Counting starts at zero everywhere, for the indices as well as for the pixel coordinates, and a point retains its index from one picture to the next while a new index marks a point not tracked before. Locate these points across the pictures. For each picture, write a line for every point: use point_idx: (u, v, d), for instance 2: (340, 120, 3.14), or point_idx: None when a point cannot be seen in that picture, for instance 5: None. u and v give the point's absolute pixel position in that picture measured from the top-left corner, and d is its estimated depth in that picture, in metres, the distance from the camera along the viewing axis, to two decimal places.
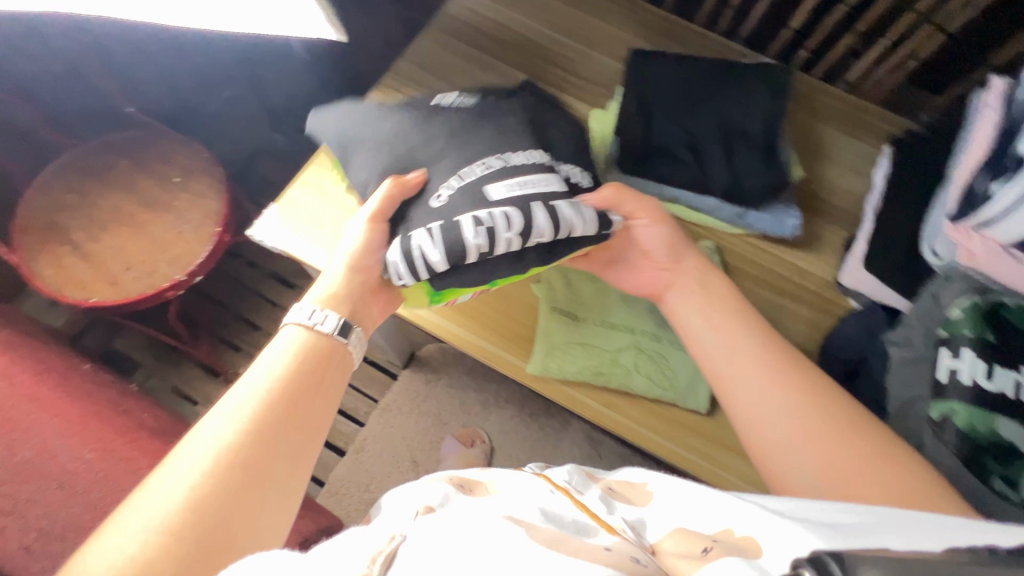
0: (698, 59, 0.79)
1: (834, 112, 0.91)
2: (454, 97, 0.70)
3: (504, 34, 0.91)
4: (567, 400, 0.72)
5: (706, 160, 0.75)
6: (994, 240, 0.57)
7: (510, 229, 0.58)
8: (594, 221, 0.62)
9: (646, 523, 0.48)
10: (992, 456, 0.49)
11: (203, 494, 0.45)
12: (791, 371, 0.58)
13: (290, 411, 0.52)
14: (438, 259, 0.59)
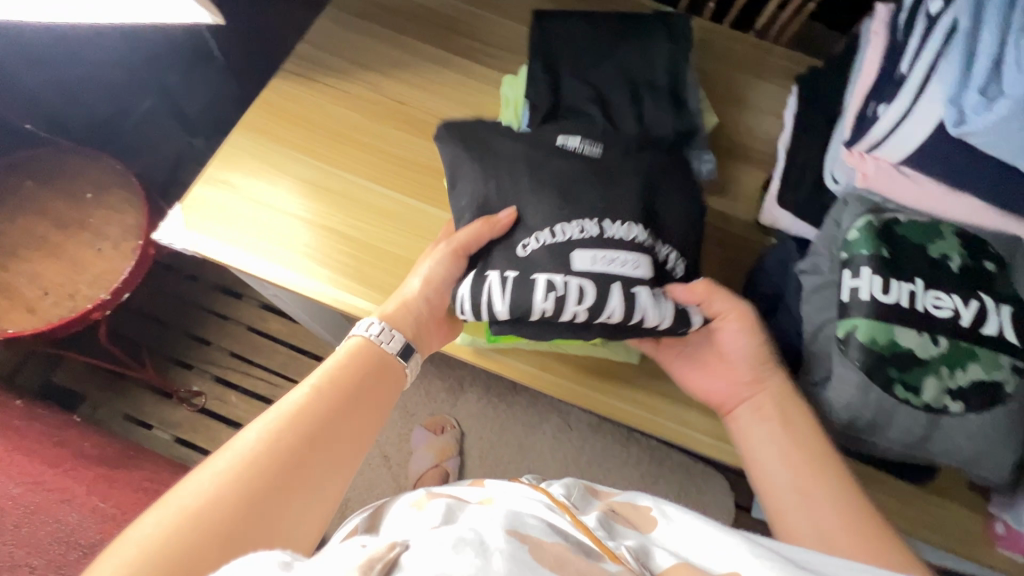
0: (597, 15, 0.81)
1: (743, 57, 0.92)
2: (579, 143, 0.68)
3: (409, 9, 0.90)
4: (500, 367, 0.72)
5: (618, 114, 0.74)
6: (884, 161, 0.60)
7: (580, 302, 0.57)
8: (671, 314, 0.59)
9: (652, 551, 0.46)
10: (894, 365, 0.51)
11: (243, 478, 0.42)
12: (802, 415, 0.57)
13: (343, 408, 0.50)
14: (501, 308, 0.59)
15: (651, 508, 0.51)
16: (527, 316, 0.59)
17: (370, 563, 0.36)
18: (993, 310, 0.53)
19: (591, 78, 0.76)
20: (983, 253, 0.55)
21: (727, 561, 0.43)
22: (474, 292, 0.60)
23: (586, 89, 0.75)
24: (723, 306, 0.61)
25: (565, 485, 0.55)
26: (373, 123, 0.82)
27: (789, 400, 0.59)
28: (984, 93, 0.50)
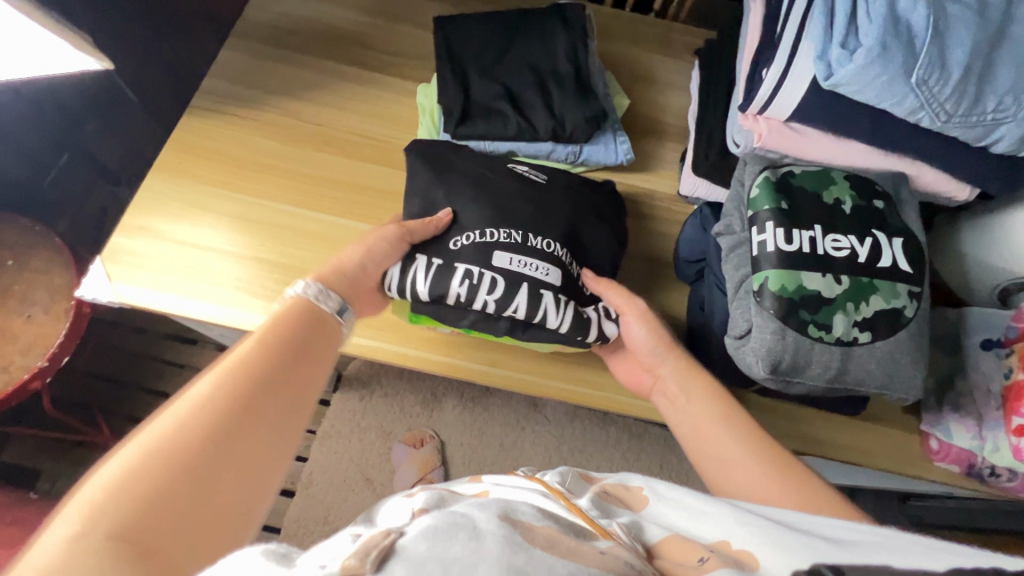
0: (495, 14, 0.82)
1: (646, 38, 0.96)
2: (526, 167, 0.71)
3: (314, 30, 0.90)
4: (451, 370, 0.72)
5: (530, 108, 0.76)
6: (774, 120, 0.64)
7: (490, 294, 0.60)
8: (570, 322, 0.62)
9: (645, 527, 0.44)
10: (805, 309, 0.54)
11: (195, 431, 0.39)
12: (702, 389, 0.61)
13: (273, 376, 0.45)
14: (421, 290, 0.62)
15: (643, 488, 0.49)
16: (443, 300, 0.62)
17: (365, 551, 0.31)
18: (885, 244, 0.57)
19: (499, 76, 0.78)
20: (871, 194, 0.60)
21: (717, 531, 0.42)
22: (405, 269, 0.62)
23: (496, 87, 0.77)
24: (620, 301, 0.65)
25: (558, 472, 0.52)
26: (293, 147, 0.81)
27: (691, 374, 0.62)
28: (844, 45, 0.54)
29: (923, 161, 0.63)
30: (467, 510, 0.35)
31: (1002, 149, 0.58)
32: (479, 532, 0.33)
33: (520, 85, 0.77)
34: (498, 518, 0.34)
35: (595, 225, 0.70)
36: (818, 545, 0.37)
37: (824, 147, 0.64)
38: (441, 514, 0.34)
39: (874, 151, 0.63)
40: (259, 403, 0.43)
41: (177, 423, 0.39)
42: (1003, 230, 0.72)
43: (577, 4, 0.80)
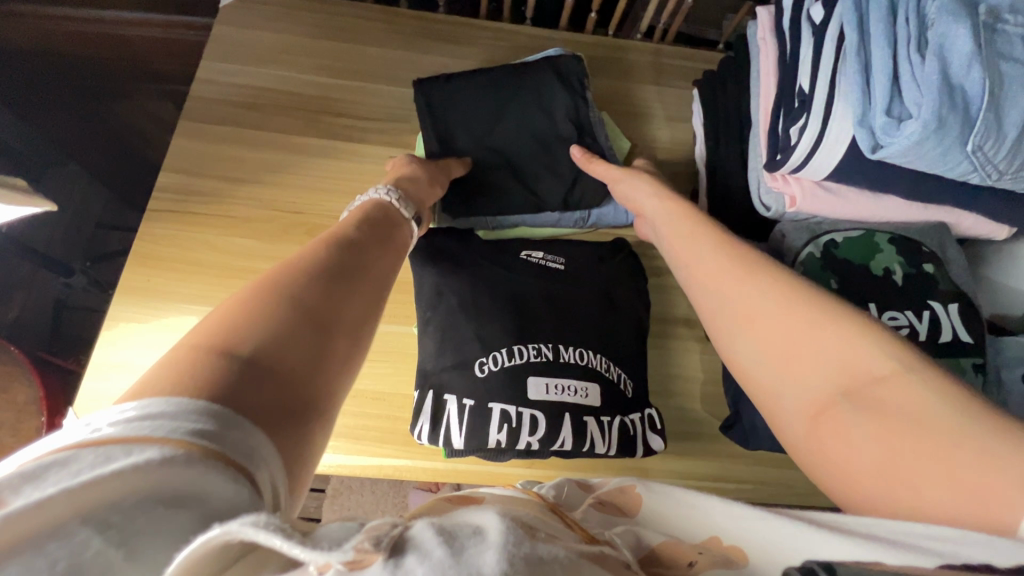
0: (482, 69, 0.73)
1: (638, 69, 0.90)
2: (543, 253, 0.64)
3: (276, 99, 0.80)
4: (484, 478, 0.66)
5: (536, 180, 0.70)
6: (808, 183, 0.59)
7: (534, 433, 0.54)
8: (618, 443, 0.56)
9: (640, 533, 0.38)
10: None
11: (301, 267, 0.38)
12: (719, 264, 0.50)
13: (355, 250, 0.43)
14: (455, 440, 0.54)
15: (637, 486, 0.43)
16: (480, 450, 0.55)
17: (375, 536, 0.22)
18: (944, 315, 0.54)
19: (497, 147, 0.71)
20: (920, 257, 0.56)
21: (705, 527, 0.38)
22: (434, 413, 0.55)
23: (495, 161, 0.71)
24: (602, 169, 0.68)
25: (553, 484, 0.45)
26: (276, 243, 0.73)
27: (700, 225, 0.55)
28: (889, 112, 0.49)
29: (965, 210, 0.59)
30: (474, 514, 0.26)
31: None
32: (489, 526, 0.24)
33: (521, 157, 0.71)
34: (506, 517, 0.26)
35: (635, 306, 0.64)
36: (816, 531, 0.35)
37: (863, 207, 0.59)
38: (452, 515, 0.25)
39: (914, 206, 0.59)
40: (346, 276, 0.40)
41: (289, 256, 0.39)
42: None
43: (572, 58, 0.72)
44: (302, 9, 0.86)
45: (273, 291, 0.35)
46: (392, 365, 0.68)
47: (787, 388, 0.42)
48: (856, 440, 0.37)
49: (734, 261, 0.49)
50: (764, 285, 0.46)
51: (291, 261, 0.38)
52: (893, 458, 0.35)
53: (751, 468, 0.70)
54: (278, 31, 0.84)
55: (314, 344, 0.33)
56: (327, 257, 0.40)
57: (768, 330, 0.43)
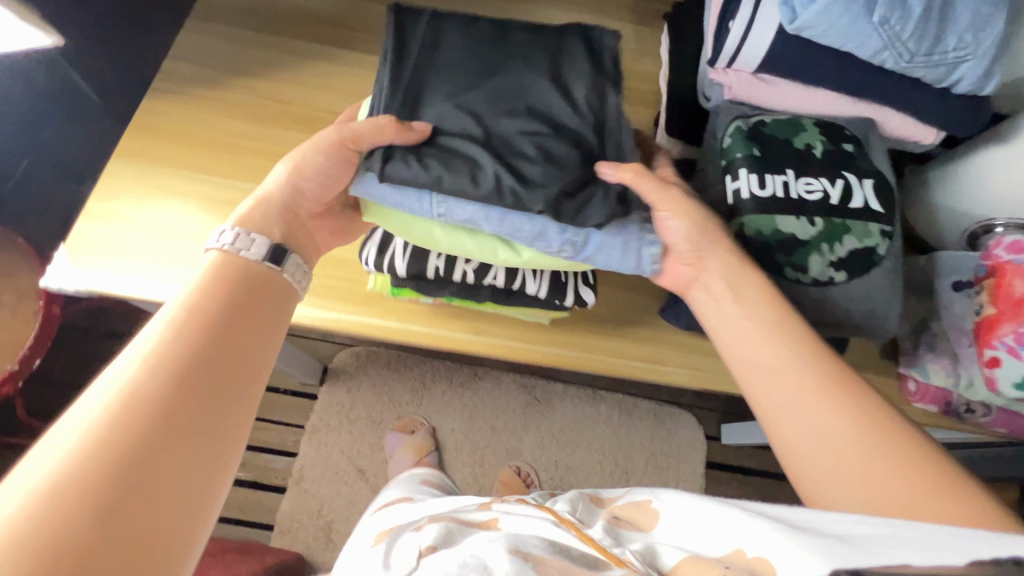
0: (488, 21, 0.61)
1: (615, 5, 0.97)
2: None
3: (277, 7, 0.88)
4: (435, 341, 0.71)
5: (521, 159, 0.52)
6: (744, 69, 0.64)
7: (468, 264, 0.63)
8: (544, 285, 0.64)
9: (659, 550, 0.46)
10: (779, 251, 0.57)
11: (181, 362, 0.45)
12: (764, 342, 0.55)
13: (217, 316, 0.49)
14: (401, 266, 0.63)
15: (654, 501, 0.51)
16: (422, 277, 0.64)
17: None
18: (856, 186, 0.58)
19: (479, 113, 0.54)
20: (840, 137, 0.61)
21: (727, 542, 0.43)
22: (384, 243, 0.64)
23: (469, 122, 0.54)
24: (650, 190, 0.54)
25: (568, 501, 0.56)
26: (265, 128, 0.80)
27: (742, 278, 0.56)
28: None
29: (891, 107, 0.64)
30: (481, 551, 0.47)
31: (963, 91, 0.60)
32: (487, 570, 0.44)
33: (507, 129, 0.54)
34: (509, 554, 0.45)
35: None
36: (830, 545, 0.37)
37: (794, 95, 0.64)
38: (455, 558, 0.46)
39: (842, 99, 0.63)
40: (223, 368, 0.47)
41: (165, 336, 0.46)
42: (970, 176, 0.74)
43: (607, 32, 0.60)
44: None
45: (197, 357, 0.46)
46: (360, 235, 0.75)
47: (800, 432, 0.52)
48: (864, 472, 0.48)
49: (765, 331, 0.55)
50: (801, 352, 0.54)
51: (166, 355, 0.45)
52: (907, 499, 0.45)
53: (691, 356, 0.73)
54: None
55: (215, 434, 0.44)
56: (240, 312, 0.51)
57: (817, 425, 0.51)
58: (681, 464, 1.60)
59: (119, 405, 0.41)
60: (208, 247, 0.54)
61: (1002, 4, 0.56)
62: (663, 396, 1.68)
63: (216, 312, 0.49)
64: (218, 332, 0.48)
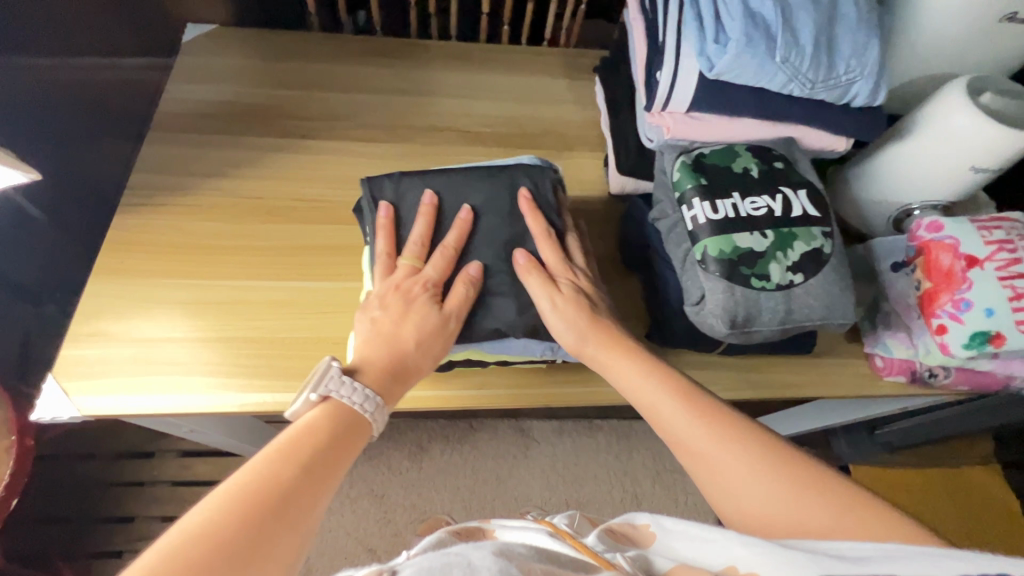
0: (437, 173, 0.66)
1: (548, 65, 1.07)
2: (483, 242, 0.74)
3: (237, 110, 0.93)
4: (440, 400, 0.73)
5: (493, 300, 0.65)
6: (678, 112, 0.72)
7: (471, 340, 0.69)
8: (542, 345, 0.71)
9: (652, 559, 0.47)
10: (743, 264, 0.62)
11: (237, 512, 0.39)
12: (644, 395, 0.58)
13: (289, 472, 0.44)
14: None
15: (650, 523, 0.51)
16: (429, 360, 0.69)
17: None
18: (793, 197, 0.66)
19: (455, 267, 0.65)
20: (770, 158, 0.70)
21: (722, 557, 0.45)
22: None
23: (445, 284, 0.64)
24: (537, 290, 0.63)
25: (569, 517, 0.60)
26: (241, 223, 0.83)
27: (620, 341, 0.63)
28: (718, 42, 0.63)
29: (804, 125, 0.73)
30: (463, 552, 0.42)
31: (860, 104, 0.70)
32: (475, 566, 0.40)
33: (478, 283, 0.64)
34: (491, 555, 0.42)
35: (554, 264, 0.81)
36: (823, 560, 0.40)
37: (724, 127, 0.72)
38: (438, 556, 0.42)
39: (764, 124, 0.72)
40: (268, 527, 0.39)
41: (237, 484, 0.41)
42: (880, 173, 0.84)
43: (546, 171, 0.66)
44: (254, 38, 1.01)
45: (275, 487, 0.42)
46: (350, 313, 0.78)
47: (711, 475, 0.51)
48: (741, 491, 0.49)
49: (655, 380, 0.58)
50: (674, 395, 0.56)
51: (233, 502, 0.40)
52: (798, 513, 0.46)
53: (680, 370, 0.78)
54: (236, 58, 0.98)
55: None
56: (326, 450, 0.48)
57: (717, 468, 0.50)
58: (685, 478, 1.62)
59: (165, 558, 0.35)
60: (320, 395, 0.52)
61: (872, 33, 0.67)
62: None
63: (308, 453, 0.46)
64: (287, 486, 0.43)
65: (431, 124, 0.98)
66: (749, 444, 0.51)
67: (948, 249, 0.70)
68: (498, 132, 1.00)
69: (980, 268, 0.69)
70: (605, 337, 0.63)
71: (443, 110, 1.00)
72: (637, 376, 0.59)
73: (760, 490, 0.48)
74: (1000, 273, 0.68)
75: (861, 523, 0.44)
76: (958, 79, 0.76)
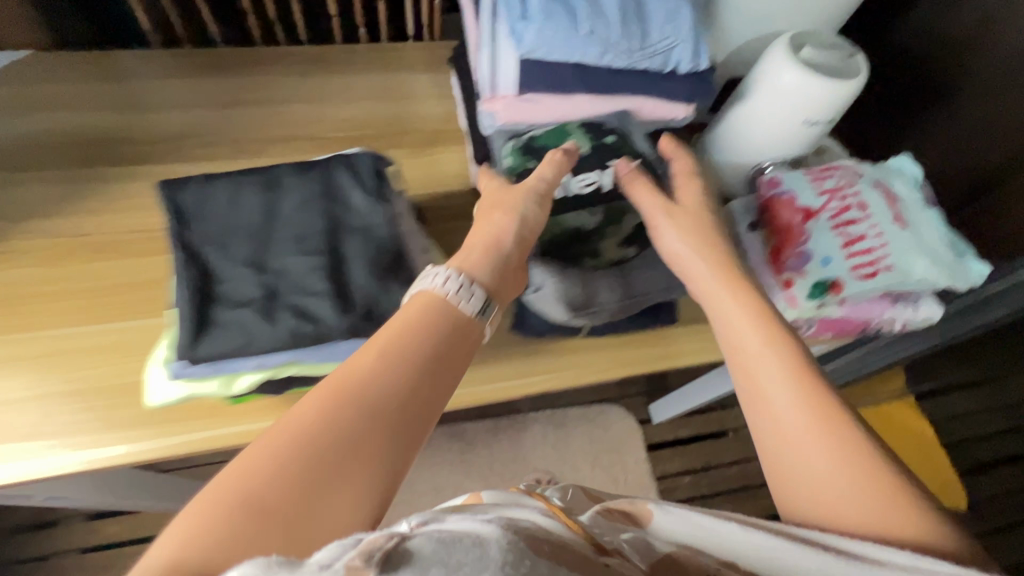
0: (247, 171, 0.58)
1: (406, 59, 1.02)
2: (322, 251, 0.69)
3: (53, 141, 0.84)
4: None
5: (305, 302, 0.52)
6: (508, 96, 0.69)
7: None
8: None
9: (651, 541, 0.41)
10: (575, 244, 0.65)
11: (296, 448, 0.39)
12: (750, 339, 0.54)
13: (346, 417, 0.41)
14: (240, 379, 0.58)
15: (648, 504, 0.45)
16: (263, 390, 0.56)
17: (368, 553, 0.29)
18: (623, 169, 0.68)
19: (274, 266, 0.53)
20: (601, 133, 0.71)
21: (726, 550, 0.42)
22: None
23: (252, 286, 0.52)
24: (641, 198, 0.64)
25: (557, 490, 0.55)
26: (65, 267, 0.75)
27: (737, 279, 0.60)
28: (525, 18, 0.61)
29: (637, 97, 0.72)
30: (469, 522, 0.33)
31: (686, 70, 0.70)
32: (485, 538, 0.31)
33: (295, 281, 0.52)
34: (501, 527, 0.33)
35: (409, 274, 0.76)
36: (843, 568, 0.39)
37: (555, 106, 0.71)
38: (448, 523, 0.33)
39: (595, 100, 0.71)
40: (331, 461, 0.39)
41: (311, 411, 0.41)
42: (727, 137, 0.85)
43: (371, 154, 0.59)
44: (70, 57, 0.91)
45: (327, 430, 0.40)
46: None
47: (781, 440, 0.48)
48: (804, 440, 0.47)
49: (765, 327, 0.54)
50: (771, 349, 0.52)
51: (290, 438, 0.40)
52: (859, 505, 0.44)
53: (555, 360, 0.76)
54: (50, 82, 0.88)
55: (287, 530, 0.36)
56: (383, 390, 0.43)
57: (787, 434, 0.48)
58: (623, 457, 1.63)
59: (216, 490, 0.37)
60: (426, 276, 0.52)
61: None
62: (588, 397, 1.72)
63: (374, 388, 0.43)
64: (348, 423, 0.41)
65: (281, 135, 0.92)
66: (831, 422, 0.47)
67: (787, 204, 0.71)
68: (359, 136, 0.95)
69: (816, 219, 0.70)
70: (721, 270, 0.60)
71: (294, 119, 0.93)
72: (754, 307, 0.56)
73: (827, 465, 0.46)
74: (834, 221, 0.70)
75: (891, 521, 0.42)
76: (782, 36, 0.78)
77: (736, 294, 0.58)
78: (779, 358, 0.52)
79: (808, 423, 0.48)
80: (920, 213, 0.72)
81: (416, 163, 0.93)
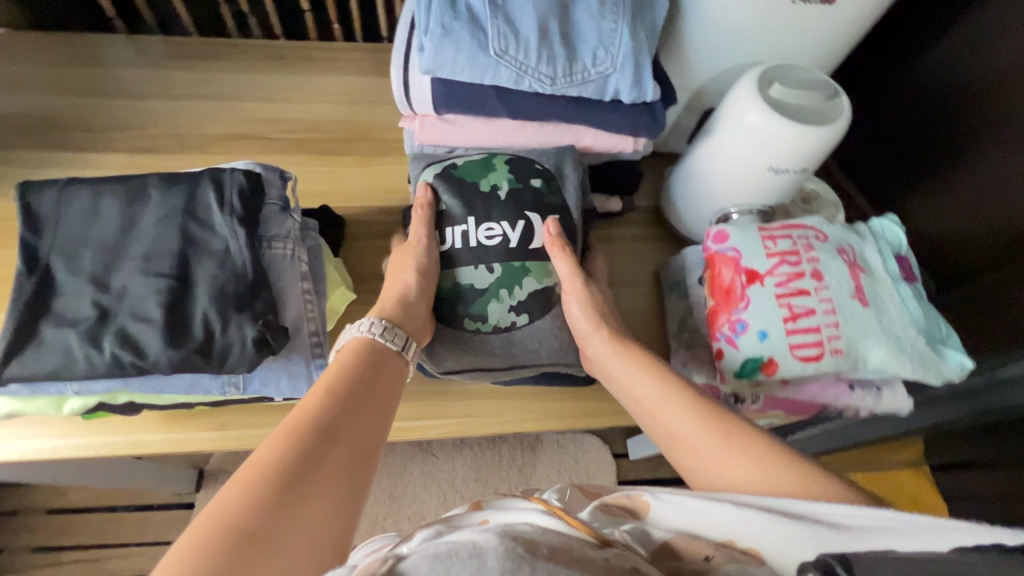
0: (116, 178, 0.54)
1: (374, 62, 0.98)
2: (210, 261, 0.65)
3: (11, 122, 0.85)
4: (173, 447, 0.64)
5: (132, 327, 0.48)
6: (426, 115, 0.64)
7: None
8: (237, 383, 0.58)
9: (647, 528, 0.39)
10: (464, 302, 0.63)
11: (253, 492, 0.36)
12: (647, 390, 0.55)
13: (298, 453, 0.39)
14: None
15: (643, 493, 0.41)
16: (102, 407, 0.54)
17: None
18: (538, 224, 0.63)
19: (114, 286, 0.49)
20: (529, 173, 0.64)
21: (720, 528, 0.38)
22: None
23: (86, 305, 0.49)
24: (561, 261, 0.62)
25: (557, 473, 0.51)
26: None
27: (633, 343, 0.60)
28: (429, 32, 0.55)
29: (569, 124, 0.65)
30: (466, 536, 0.31)
31: (628, 101, 0.61)
32: (482, 550, 0.29)
33: (130, 304, 0.49)
34: (500, 538, 0.31)
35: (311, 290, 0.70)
36: (826, 535, 0.35)
37: (477, 129, 0.65)
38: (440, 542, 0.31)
39: (521, 127, 0.65)
40: (285, 499, 0.36)
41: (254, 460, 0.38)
42: (684, 178, 0.77)
43: (244, 171, 0.54)
44: (36, 39, 0.91)
45: (283, 464, 0.38)
46: None
47: (700, 460, 0.48)
48: (721, 451, 0.46)
49: (653, 373, 0.56)
50: (676, 397, 0.53)
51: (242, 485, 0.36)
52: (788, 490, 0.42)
53: (462, 403, 0.70)
54: (13, 63, 0.88)
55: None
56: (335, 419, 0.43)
57: (707, 456, 0.47)
58: None
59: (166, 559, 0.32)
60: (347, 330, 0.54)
61: (622, 19, 0.58)
62: None
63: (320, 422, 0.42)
64: (302, 458, 0.39)
65: (233, 131, 0.90)
66: (731, 429, 0.48)
67: (730, 262, 0.62)
68: (311, 139, 0.91)
69: (761, 283, 0.60)
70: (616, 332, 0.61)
71: (250, 116, 0.91)
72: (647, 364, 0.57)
73: (744, 468, 0.45)
74: (781, 290, 0.60)
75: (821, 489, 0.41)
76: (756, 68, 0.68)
77: (633, 355, 0.59)
78: (680, 398, 0.52)
79: (715, 432, 0.48)
80: (890, 291, 0.61)
81: (362, 173, 0.89)
